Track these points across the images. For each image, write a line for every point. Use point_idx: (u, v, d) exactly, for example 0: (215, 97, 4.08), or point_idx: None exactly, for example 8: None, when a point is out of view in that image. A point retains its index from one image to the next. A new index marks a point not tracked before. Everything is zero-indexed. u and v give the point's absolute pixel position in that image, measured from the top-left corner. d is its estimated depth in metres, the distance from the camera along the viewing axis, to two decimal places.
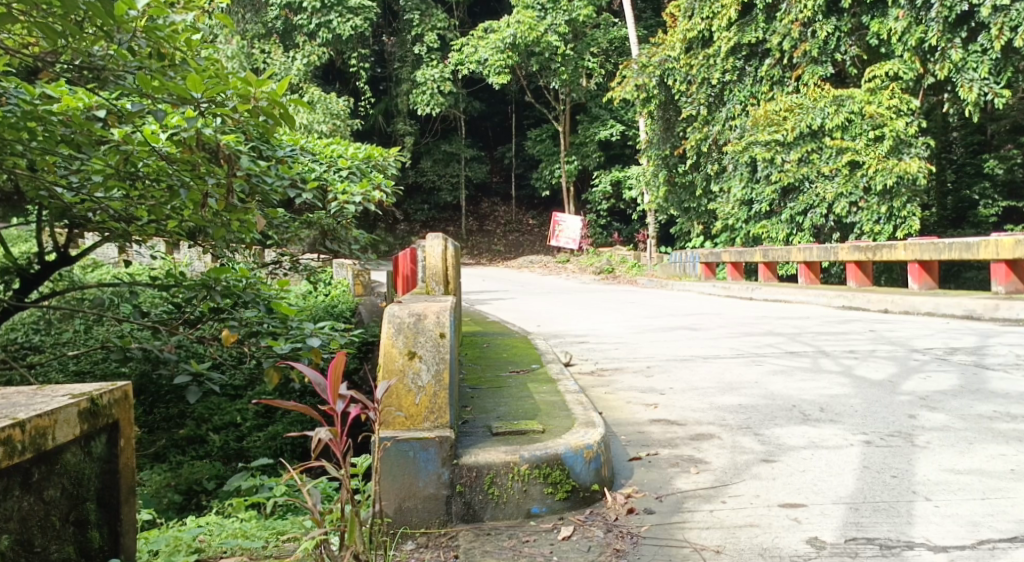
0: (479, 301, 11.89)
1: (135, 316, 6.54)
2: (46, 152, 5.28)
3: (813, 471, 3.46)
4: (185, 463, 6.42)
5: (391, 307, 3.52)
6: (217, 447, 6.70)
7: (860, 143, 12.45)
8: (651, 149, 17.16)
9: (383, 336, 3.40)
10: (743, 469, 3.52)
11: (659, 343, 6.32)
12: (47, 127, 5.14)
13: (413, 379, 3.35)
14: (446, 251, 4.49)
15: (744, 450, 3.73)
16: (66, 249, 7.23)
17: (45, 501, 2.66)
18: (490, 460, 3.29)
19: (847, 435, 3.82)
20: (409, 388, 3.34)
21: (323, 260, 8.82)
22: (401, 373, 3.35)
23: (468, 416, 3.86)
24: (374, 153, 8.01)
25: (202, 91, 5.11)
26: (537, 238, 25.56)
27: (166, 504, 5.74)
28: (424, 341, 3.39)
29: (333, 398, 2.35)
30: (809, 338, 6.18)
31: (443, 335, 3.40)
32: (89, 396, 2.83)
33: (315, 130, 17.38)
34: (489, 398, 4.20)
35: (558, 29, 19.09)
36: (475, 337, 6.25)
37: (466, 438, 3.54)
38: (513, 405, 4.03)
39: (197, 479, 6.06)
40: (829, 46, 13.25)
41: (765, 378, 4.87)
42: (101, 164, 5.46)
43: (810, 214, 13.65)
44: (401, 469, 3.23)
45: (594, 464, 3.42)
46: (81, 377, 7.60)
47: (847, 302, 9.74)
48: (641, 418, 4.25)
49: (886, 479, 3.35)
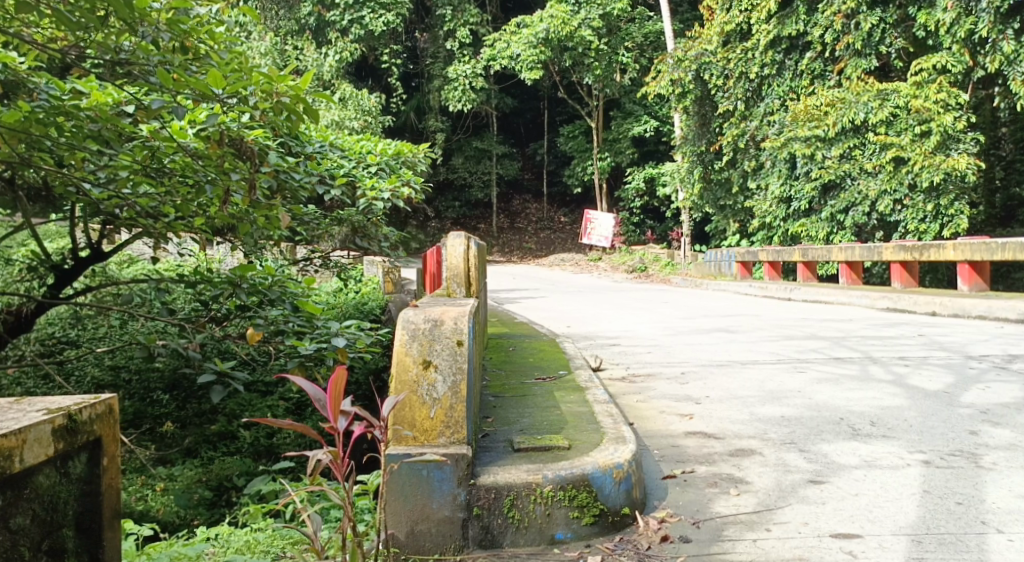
0: (509, 299, 11.69)
1: (162, 314, 6.43)
2: (72, 147, 5.10)
3: (868, 496, 3.20)
4: (216, 458, 6.30)
5: (406, 312, 3.36)
6: (248, 443, 6.54)
7: (905, 139, 12.01)
8: (686, 146, 16.82)
9: (395, 343, 3.23)
10: (789, 492, 3.27)
11: (696, 347, 6.06)
12: (73, 120, 4.98)
13: (427, 391, 3.16)
14: (468, 252, 4.29)
15: (789, 468, 3.48)
16: (98, 245, 7.10)
17: (11, 530, 2.36)
18: (511, 480, 3.09)
19: (903, 454, 3.55)
20: (423, 400, 3.15)
21: (353, 258, 8.68)
22: (415, 384, 3.16)
23: (489, 428, 3.65)
24: (403, 149, 7.82)
25: (223, 87, 4.91)
26: (569, 235, 25.33)
27: (195, 500, 5.62)
28: (440, 351, 3.21)
29: (333, 416, 2.30)
30: (855, 343, 5.88)
31: (460, 344, 3.23)
32: (67, 412, 2.51)
33: (346, 126, 17.23)
34: (512, 409, 3.98)
35: (592, 24, 18.79)
36: (502, 340, 6.03)
37: (485, 454, 3.33)
38: (537, 417, 3.81)
39: (227, 476, 5.91)
40: (873, 38, 12.82)
41: (810, 387, 4.60)
42: (127, 160, 5.30)
43: (852, 212, 13.29)
44: (413, 489, 3.03)
45: (624, 486, 3.20)
46: (117, 371, 7.54)
47: (892, 304, 9.37)
48: (676, 430, 4.01)
49: (950, 506, 3.09)
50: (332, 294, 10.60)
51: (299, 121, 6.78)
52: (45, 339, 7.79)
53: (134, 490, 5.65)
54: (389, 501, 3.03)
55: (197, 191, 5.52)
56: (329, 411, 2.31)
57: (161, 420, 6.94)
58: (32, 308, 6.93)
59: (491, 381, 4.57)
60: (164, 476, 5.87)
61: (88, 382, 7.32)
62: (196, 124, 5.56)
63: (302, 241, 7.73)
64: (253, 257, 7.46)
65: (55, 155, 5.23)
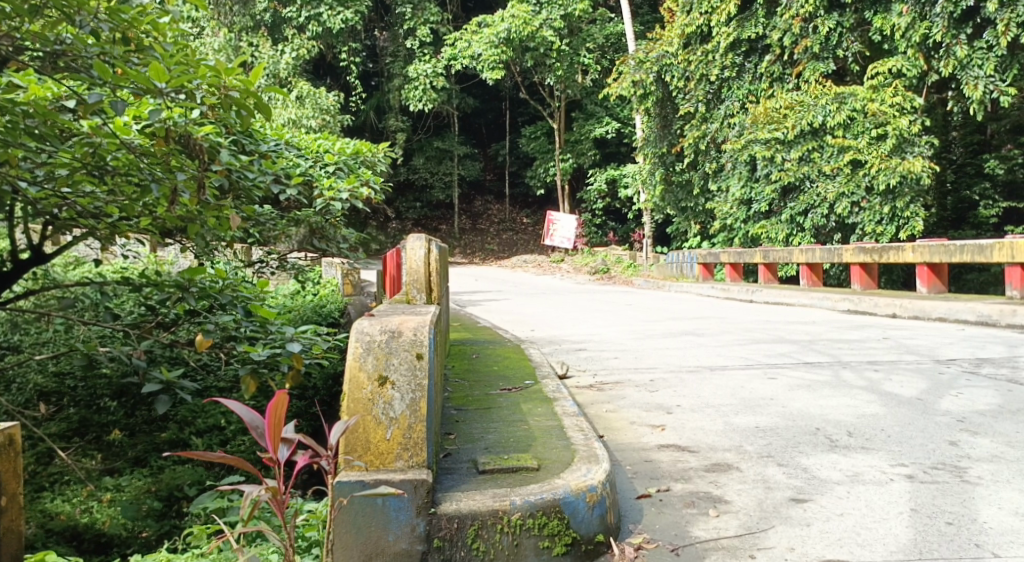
0: (470, 302, 11.48)
1: (106, 318, 6.12)
2: (7, 144, 4.76)
3: (853, 516, 3.06)
4: (166, 467, 5.97)
5: (360, 322, 3.14)
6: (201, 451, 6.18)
7: (862, 141, 12.06)
8: (648, 147, 16.76)
9: (349, 357, 3.01)
10: (772, 513, 3.12)
11: (665, 351, 5.91)
12: (8, 115, 4.66)
13: (383, 409, 2.96)
14: (429, 255, 4.08)
15: (768, 485, 3.33)
16: (40, 247, 6.75)
17: None
18: (475, 508, 2.89)
19: (885, 468, 3.42)
20: (378, 419, 2.95)
21: (311, 259, 8.41)
22: (369, 402, 2.95)
23: (451, 447, 3.45)
24: (362, 149, 7.55)
25: (166, 80, 4.61)
26: (531, 237, 25.17)
27: (144, 512, 5.22)
28: (397, 365, 3.02)
29: (273, 448, 2.14)
30: (824, 346, 5.78)
31: (419, 357, 3.02)
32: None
33: (303, 125, 16.89)
34: (476, 423, 3.78)
35: (554, 24, 18.68)
36: (465, 346, 5.82)
37: (448, 477, 3.14)
38: (503, 433, 3.62)
39: (177, 485, 5.52)
40: (831, 42, 12.85)
41: (784, 394, 4.47)
42: (67, 157, 5.00)
43: (811, 214, 13.27)
44: (367, 520, 2.83)
45: (598, 510, 3.03)
46: (62, 378, 7.22)
47: (853, 305, 9.33)
48: (647, 443, 3.84)
49: (940, 526, 2.96)
50: (289, 297, 10.28)
51: (253, 118, 6.52)
52: None
53: (77, 503, 5.38)
54: (341, 533, 2.82)
55: (142, 190, 5.20)
56: (268, 443, 2.14)
57: (108, 428, 6.57)
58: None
59: (454, 393, 4.37)
60: (111, 487, 5.55)
61: (31, 389, 6.94)
62: (140, 122, 5.26)
63: (258, 242, 7.46)
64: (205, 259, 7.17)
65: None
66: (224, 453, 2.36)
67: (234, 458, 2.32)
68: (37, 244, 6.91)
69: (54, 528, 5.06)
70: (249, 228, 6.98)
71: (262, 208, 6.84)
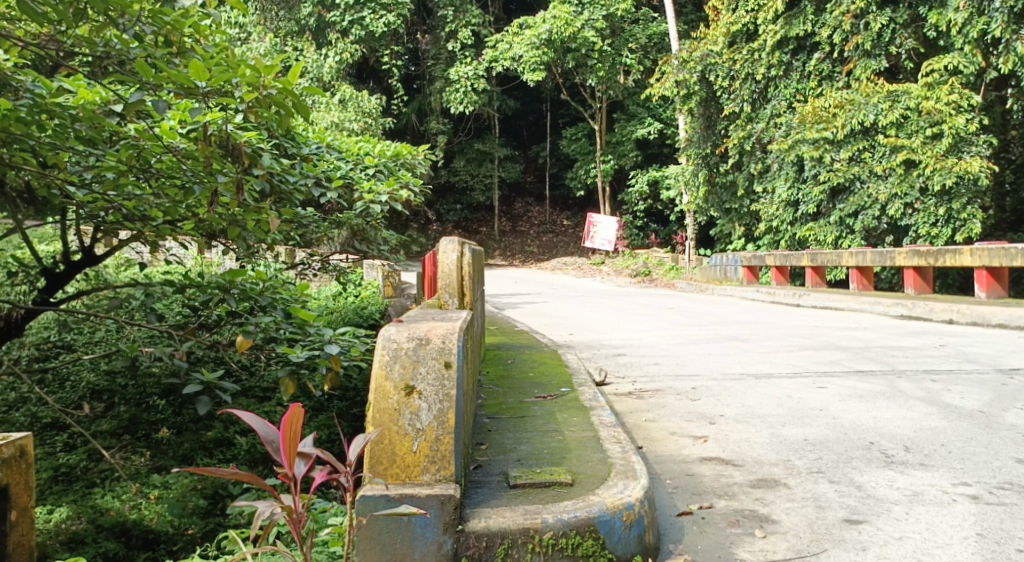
0: (511, 305, 11.40)
1: (150, 320, 6.12)
2: (55, 147, 4.84)
3: (913, 540, 2.89)
4: (212, 464, 5.88)
5: (388, 328, 3.09)
6: (245, 450, 6.09)
7: (916, 141, 11.69)
8: (691, 148, 16.49)
9: (375, 366, 2.96)
10: (824, 534, 2.96)
11: (710, 357, 5.74)
12: (57, 120, 4.69)
13: (409, 420, 2.89)
14: (462, 258, 3.99)
15: (820, 504, 3.16)
16: (90, 248, 6.79)
17: None
18: (506, 526, 2.79)
19: (946, 487, 3.24)
20: (404, 430, 2.88)
21: (351, 261, 8.37)
22: (396, 412, 2.89)
23: (483, 458, 3.36)
24: (403, 151, 7.45)
25: (205, 78, 4.54)
26: (572, 239, 25.00)
27: (189, 509, 5.16)
28: (423, 375, 2.95)
29: (288, 463, 2.21)
30: (876, 354, 5.57)
31: (448, 366, 2.96)
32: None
33: (345, 127, 16.92)
34: (509, 433, 3.68)
35: (596, 24, 18.50)
36: (501, 351, 5.72)
37: (478, 491, 3.04)
38: (536, 444, 3.50)
39: (222, 484, 5.50)
40: (883, 39, 12.51)
41: (836, 404, 4.29)
42: (113, 160, 4.98)
43: (861, 215, 12.92)
44: (392, 536, 2.75)
45: (636, 530, 2.90)
46: (112, 377, 7.28)
47: (905, 311, 9.05)
48: (689, 455, 3.70)
49: (1009, 553, 2.78)
50: (330, 299, 10.26)
51: (295, 121, 6.50)
52: (40, 344, 7.52)
53: (127, 499, 5.31)
54: (365, 549, 2.75)
55: (185, 192, 5.19)
56: (284, 458, 2.21)
57: (157, 426, 6.55)
58: (21, 314, 6.63)
59: (488, 399, 4.27)
60: (159, 484, 5.48)
61: (82, 388, 6.99)
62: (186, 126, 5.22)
63: (300, 244, 7.44)
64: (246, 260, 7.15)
65: (41, 156, 4.99)
66: (235, 471, 2.36)
67: (247, 475, 2.35)
68: (88, 245, 6.96)
69: (104, 524, 5.04)
70: (290, 231, 6.95)
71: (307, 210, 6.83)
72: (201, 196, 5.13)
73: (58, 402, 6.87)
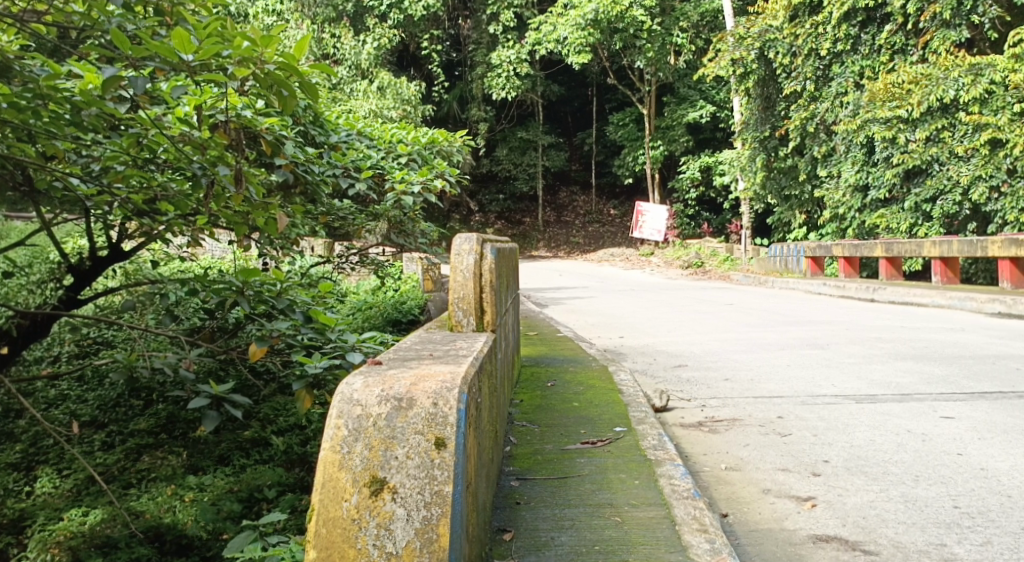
0: (556, 301, 10.56)
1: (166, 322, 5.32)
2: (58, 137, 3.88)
3: None
4: (248, 467, 4.98)
5: (354, 384, 2.39)
6: (281, 451, 5.11)
7: (1003, 118, 10.60)
8: (748, 132, 15.38)
9: (328, 442, 2.28)
10: None
11: (794, 371, 4.86)
12: (57, 105, 3.68)
13: (374, 538, 2.18)
14: (481, 262, 3.25)
15: None
16: (119, 242, 5.82)
17: None
18: None
19: None
20: (368, 555, 2.17)
21: (390, 255, 7.57)
22: (361, 520, 2.19)
23: (509, 557, 2.57)
24: (439, 137, 6.48)
25: (194, 52, 3.50)
26: (619, 229, 24.02)
27: (224, 513, 4.21)
28: (400, 463, 2.24)
29: None
30: (996, 367, 4.65)
31: (441, 447, 2.26)
32: None
33: (384, 116, 16.13)
34: (544, 510, 2.89)
35: (644, 2, 17.42)
36: (543, 366, 4.92)
37: None
38: (581, 533, 2.72)
39: (259, 486, 4.51)
40: (964, 7, 11.39)
41: (979, 449, 3.40)
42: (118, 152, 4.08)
43: (940, 200, 11.75)
44: None
45: None
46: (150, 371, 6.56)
47: (1004, 308, 8.01)
48: (796, 533, 2.86)
49: None
50: (368, 295, 9.45)
51: (324, 104, 5.77)
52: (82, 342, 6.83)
53: (162, 501, 4.43)
54: None
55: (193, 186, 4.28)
56: None
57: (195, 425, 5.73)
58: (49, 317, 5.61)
59: (520, 446, 3.49)
60: (194, 486, 4.65)
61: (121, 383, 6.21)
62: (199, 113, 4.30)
63: (334, 235, 6.63)
64: (272, 254, 6.37)
65: (39, 146, 4.04)
66: None
67: None
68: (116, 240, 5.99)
69: (138, 528, 4.17)
70: (321, 223, 6.15)
71: (339, 202, 6.03)
72: (207, 190, 4.26)
73: (97, 400, 6.17)
